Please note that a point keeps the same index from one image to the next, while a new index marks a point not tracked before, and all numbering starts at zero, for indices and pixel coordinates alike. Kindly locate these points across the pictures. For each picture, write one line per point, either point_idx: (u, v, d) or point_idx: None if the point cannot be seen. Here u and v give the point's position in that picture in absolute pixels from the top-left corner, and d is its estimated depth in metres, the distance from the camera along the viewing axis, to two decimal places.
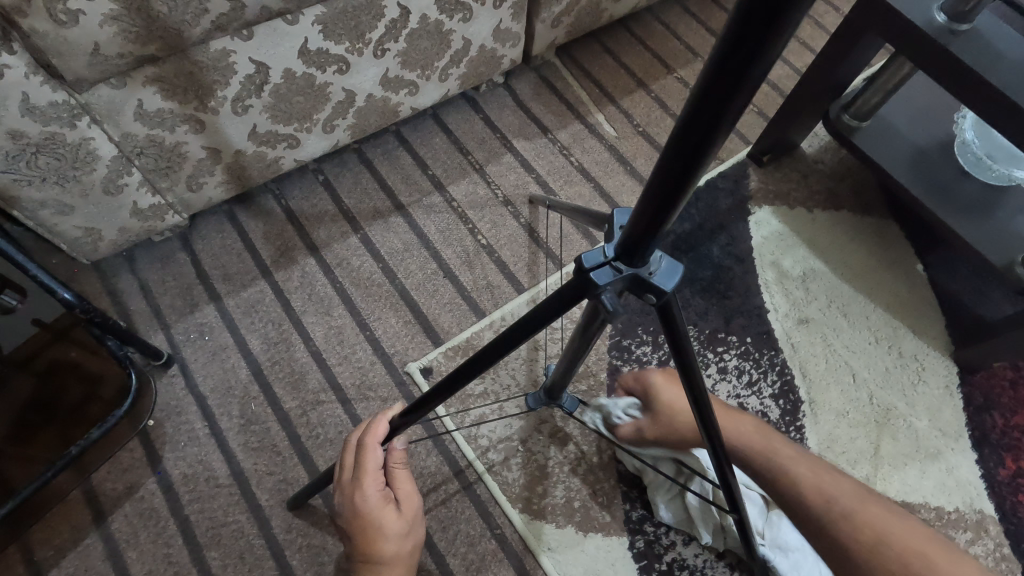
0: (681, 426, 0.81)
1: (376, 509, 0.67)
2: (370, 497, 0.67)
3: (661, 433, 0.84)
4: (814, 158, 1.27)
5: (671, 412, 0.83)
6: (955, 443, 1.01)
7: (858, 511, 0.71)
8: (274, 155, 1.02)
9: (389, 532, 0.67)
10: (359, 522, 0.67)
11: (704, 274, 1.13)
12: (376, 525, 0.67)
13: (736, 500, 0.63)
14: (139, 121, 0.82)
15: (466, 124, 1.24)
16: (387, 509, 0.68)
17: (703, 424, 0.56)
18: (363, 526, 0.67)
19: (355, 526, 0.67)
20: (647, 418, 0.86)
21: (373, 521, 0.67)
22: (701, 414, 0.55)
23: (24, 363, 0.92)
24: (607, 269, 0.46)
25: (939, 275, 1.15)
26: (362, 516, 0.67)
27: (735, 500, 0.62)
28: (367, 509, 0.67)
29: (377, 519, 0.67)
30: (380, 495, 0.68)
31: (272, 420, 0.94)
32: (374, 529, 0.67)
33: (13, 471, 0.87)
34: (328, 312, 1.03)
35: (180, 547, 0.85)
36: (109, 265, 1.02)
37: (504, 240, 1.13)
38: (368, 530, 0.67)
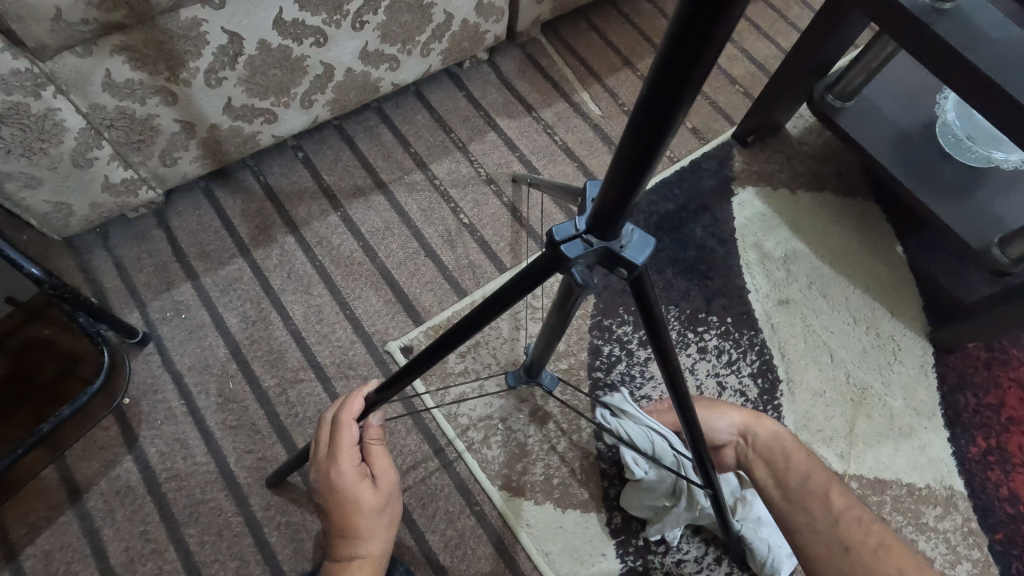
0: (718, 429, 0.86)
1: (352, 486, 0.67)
2: (346, 471, 0.67)
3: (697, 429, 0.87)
4: (798, 139, 1.26)
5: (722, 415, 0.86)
6: (928, 421, 1.02)
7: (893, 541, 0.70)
8: (251, 130, 0.99)
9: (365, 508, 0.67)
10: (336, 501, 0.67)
11: (686, 255, 1.13)
12: (352, 501, 0.67)
13: (711, 477, 0.65)
14: (108, 92, 0.80)
15: (449, 102, 1.22)
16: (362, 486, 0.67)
17: (676, 395, 0.56)
18: (339, 505, 0.67)
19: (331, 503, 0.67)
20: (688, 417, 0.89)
21: (348, 499, 0.67)
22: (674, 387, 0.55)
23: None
24: (578, 242, 0.45)
25: (918, 257, 1.16)
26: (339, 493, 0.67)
27: (710, 476, 0.64)
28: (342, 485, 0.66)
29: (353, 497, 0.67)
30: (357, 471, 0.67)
31: (250, 399, 0.93)
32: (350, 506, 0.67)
33: None
34: (307, 290, 1.02)
35: (158, 525, 0.85)
36: (82, 242, 1.00)
37: (486, 219, 1.12)
38: (345, 507, 0.67)
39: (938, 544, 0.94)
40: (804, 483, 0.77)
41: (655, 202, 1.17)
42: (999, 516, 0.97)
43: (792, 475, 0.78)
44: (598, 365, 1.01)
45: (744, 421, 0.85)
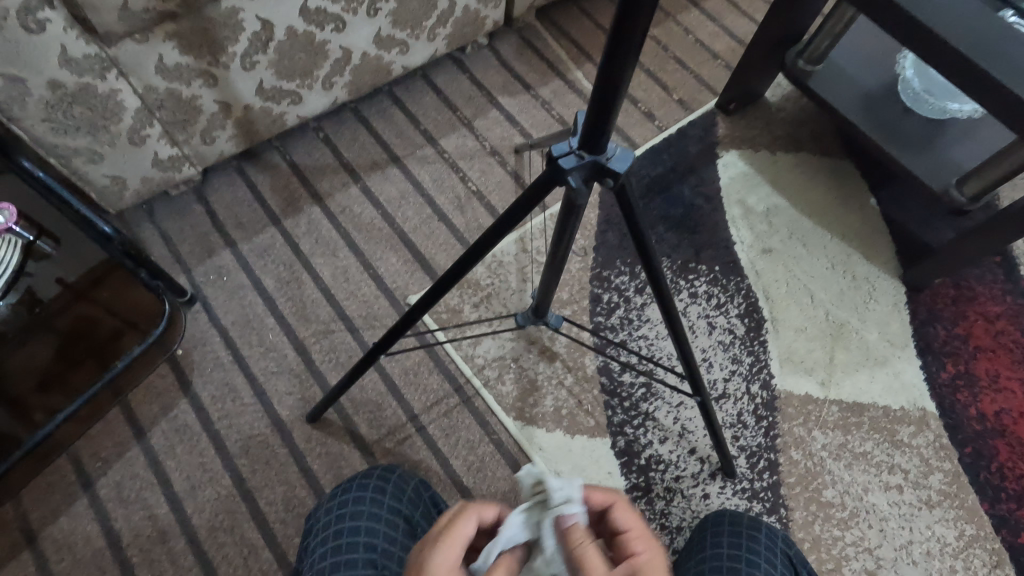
0: None
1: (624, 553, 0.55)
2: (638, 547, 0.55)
3: None
4: (777, 106, 1.37)
5: None
6: (901, 351, 1.13)
7: None
8: (279, 111, 1.11)
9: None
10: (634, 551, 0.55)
11: (676, 212, 1.24)
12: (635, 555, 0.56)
13: (688, 358, 0.79)
14: (160, 75, 0.91)
15: (454, 83, 1.34)
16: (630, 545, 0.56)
17: (655, 283, 0.70)
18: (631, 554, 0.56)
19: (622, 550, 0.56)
20: None
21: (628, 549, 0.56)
22: (653, 274, 0.68)
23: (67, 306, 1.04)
24: (572, 156, 0.56)
25: (890, 206, 1.26)
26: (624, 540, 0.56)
27: (687, 356, 0.79)
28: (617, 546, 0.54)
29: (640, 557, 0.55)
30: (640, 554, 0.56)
31: (288, 348, 1.05)
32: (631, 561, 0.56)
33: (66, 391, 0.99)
34: (334, 253, 1.13)
35: (213, 456, 0.96)
36: (132, 217, 1.12)
37: (493, 186, 1.23)
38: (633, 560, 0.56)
39: (912, 458, 1.04)
40: None
41: (646, 166, 1.28)
42: (967, 432, 1.06)
43: None
44: (599, 311, 1.12)
45: None
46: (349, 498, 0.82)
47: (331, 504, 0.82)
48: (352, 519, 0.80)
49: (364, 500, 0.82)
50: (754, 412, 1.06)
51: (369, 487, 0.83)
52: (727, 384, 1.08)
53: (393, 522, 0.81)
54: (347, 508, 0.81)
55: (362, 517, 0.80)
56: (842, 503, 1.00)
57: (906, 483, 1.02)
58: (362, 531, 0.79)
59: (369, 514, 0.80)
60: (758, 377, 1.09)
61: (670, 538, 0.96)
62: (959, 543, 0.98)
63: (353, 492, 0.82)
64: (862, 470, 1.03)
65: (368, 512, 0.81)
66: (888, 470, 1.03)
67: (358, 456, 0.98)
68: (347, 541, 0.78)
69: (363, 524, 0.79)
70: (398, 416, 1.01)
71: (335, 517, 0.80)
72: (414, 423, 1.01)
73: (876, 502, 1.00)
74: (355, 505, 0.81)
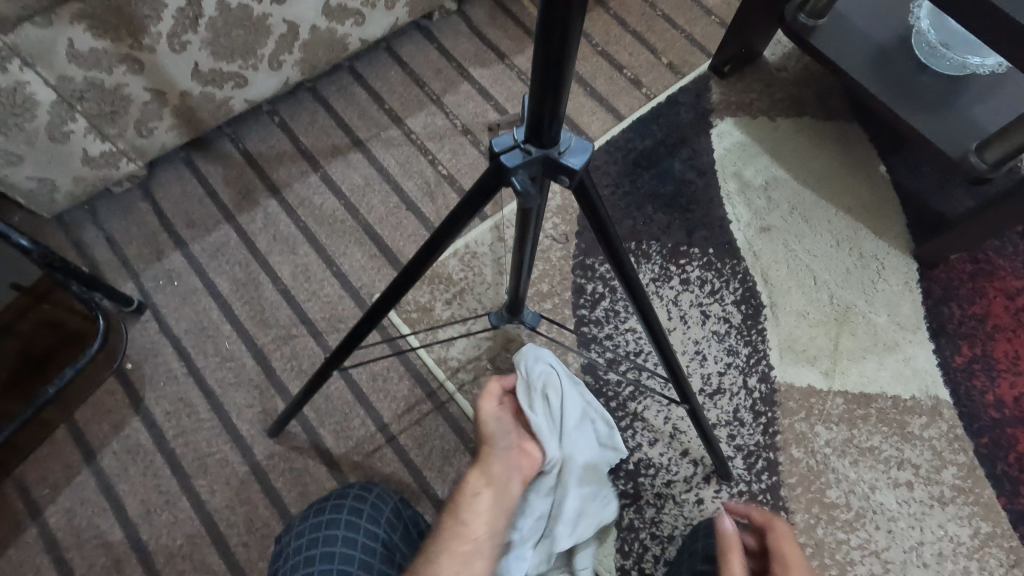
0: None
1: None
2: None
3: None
4: (777, 66, 1.24)
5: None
6: (912, 335, 1.04)
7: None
8: (223, 95, 1.00)
9: (532, 451, 0.83)
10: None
11: (666, 189, 1.13)
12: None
13: (674, 366, 0.71)
14: (74, 63, 0.82)
15: (421, 55, 1.22)
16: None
17: (630, 289, 0.61)
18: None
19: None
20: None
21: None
22: (627, 280, 0.59)
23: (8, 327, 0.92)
24: (517, 152, 0.47)
25: (901, 174, 1.15)
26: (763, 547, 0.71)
27: (671, 364, 0.71)
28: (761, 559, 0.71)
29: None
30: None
31: (247, 356, 0.97)
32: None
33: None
34: (293, 250, 1.05)
35: (169, 478, 0.89)
36: (73, 219, 1.04)
37: (465, 169, 1.13)
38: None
39: (923, 452, 0.96)
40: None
41: (633, 139, 1.17)
42: (984, 421, 0.98)
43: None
44: (582, 303, 1.03)
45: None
46: (322, 520, 0.74)
47: (304, 526, 0.74)
48: (325, 544, 0.72)
49: (339, 522, 0.73)
50: (751, 408, 0.98)
51: (344, 509, 0.74)
52: (722, 378, 1.00)
53: (370, 548, 0.73)
54: (319, 531, 0.73)
55: (335, 543, 0.72)
56: (847, 503, 0.93)
57: (916, 480, 0.95)
58: (335, 557, 0.71)
59: (344, 540, 0.72)
60: (755, 369, 1.01)
61: (661, 548, 0.90)
62: (973, 542, 0.91)
63: (327, 514, 0.74)
64: (868, 467, 0.95)
65: (342, 537, 0.72)
66: (897, 466, 0.96)
67: (325, 471, 0.91)
68: (318, 569, 0.70)
69: (337, 551, 0.72)
70: (366, 427, 0.94)
71: (307, 541, 0.73)
72: (384, 433, 0.94)
73: (884, 501, 0.93)
74: (329, 528, 0.73)
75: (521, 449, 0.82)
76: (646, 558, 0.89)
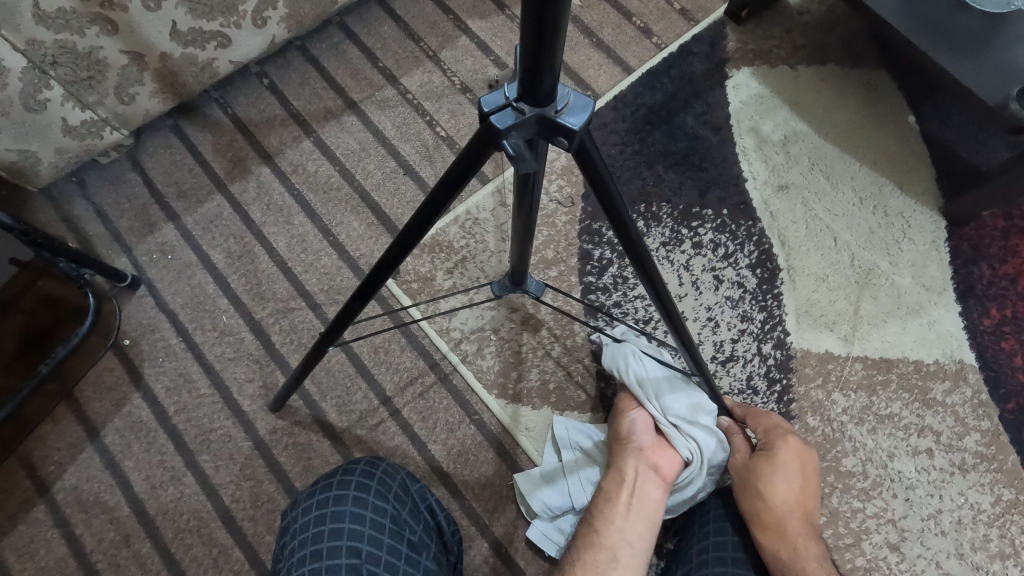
0: (758, 483, 0.75)
1: (766, 542, 0.71)
2: (782, 470, 0.76)
3: (752, 481, 0.76)
4: (798, 8, 1.15)
5: (761, 489, 0.75)
6: (937, 297, 0.98)
7: (761, 476, 0.76)
8: (206, 57, 0.95)
9: (669, 459, 0.79)
10: (805, 468, 0.77)
11: (677, 147, 1.07)
12: (781, 532, 0.71)
13: (684, 338, 0.68)
14: (42, 25, 0.77)
15: (415, 8, 1.15)
16: (780, 479, 0.75)
17: (637, 259, 0.56)
18: (788, 539, 0.71)
19: (745, 483, 0.77)
20: (760, 472, 0.76)
21: (763, 501, 0.74)
22: (633, 250, 0.55)
23: (11, 304, 0.92)
24: (509, 111, 0.42)
25: (931, 125, 1.08)
26: (767, 421, 0.82)
27: (682, 335, 0.67)
28: (724, 424, 0.82)
29: (769, 470, 0.76)
30: (791, 494, 0.74)
31: (245, 331, 0.95)
32: (766, 464, 0.77)
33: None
34: (288, 220, 1.01)
35: (173, 454, 0.89)
36: (61, 191, 1.00)
37: (464, 130, 1.07)
38: (777, 545, 0.71)
39: (945, 418, 0.93)
40: (747, 481, 0.76)
41: (642, 93, 1.10)
42: (1011, 386, 0.94)
43: (753, 482, 0.76)
44: (588, 270, 0.99)
45: (765, 488, 0.75)
46: (329, 496, 0.72)
47: (311, 502, 0.72)
48: (333, 521, 0.70)
49: (346, 498, 0.72)
50: (766, 375, 0.95)
51: (351, 485, 0.73)
52: (736, 345, 0.96)
53: (379, 523, 0.71)
54: (326, 508, 0.71)
55: (343, 519, 0.70)
56: (864, 471, 0.90)
57: (937, 447, 0.92)
58: (345, 533, 0.70)
59: (352, 516, 0.71)
60: (771, 335, 0.97)
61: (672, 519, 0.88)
62: (995, 509, 0.89)
63: (333, 490, 0.73)
64: (887, 434, 0.92)
65: (350, 513, 0.71)
66: (918, 433, 0.92)
67: (329, 445, 0.90)
68: (328, 546, 0.69)
69: (346, 526, 0.70)
70: (369, 400, 0.92)
71: (314, 518, 0.71)
72: (388, 406, 0.92)
73: (903, 469, 0.91)
74: (336, 504, 0.71)
75: (655, 452, 0.79)
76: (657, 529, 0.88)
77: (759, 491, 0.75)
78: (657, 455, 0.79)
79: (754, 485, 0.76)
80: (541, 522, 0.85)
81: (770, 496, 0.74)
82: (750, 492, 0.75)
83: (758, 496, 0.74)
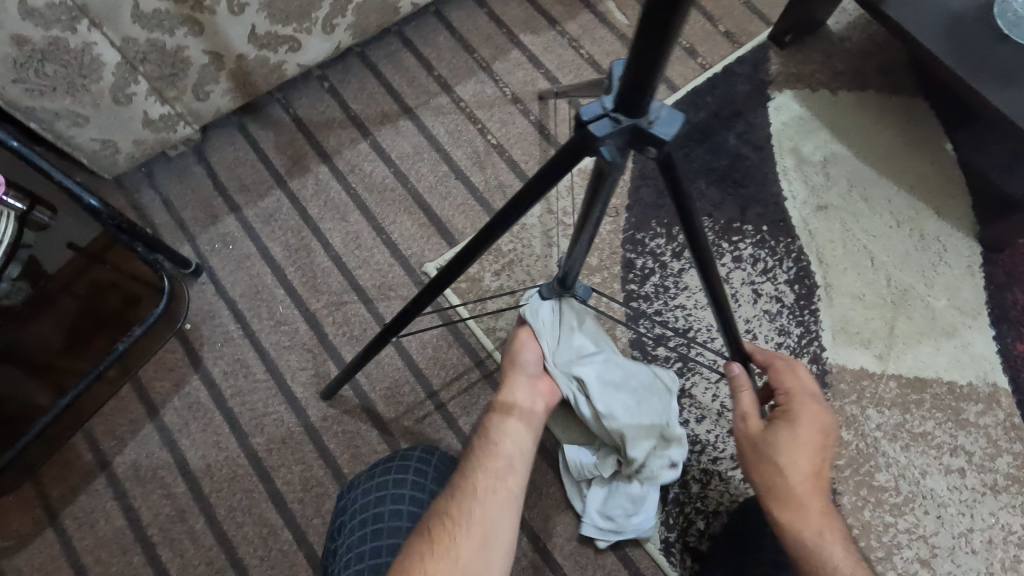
0: (777, 452, 0.69)
1: (784, 517, 0.67)
2: (804, 436, 0.69)
3: (769, 449, 0.70)
4: (840, 35, 1.19)
5: (780, 457, 0.69)
6: (972, 320, 1.01)
7: (784, 446, 0.69)
8: (277, 59, 1.00)
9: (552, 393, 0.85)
10: (825, 438, 0.70)
11: (719, 164, 1.10)
12: (798, 507, 0.67)
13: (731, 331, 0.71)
14: (138, 24, 0.82)
15: (470, 21, 1.20)
16: (801, 447, 0.69)
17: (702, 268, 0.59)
18: (805, 514, 0.67)
19: (761, 450, 0.70)
20: (779, 440, 0.69)
21: (781, 473, 0.68)
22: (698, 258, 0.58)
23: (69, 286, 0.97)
24: (606, 120, 0.46)
25: (969, 153, 1.10)
26: (789, 380, 0.74)
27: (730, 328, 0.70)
28: (735, 377, 0.73)
29: (790, 441, 0.69)
30: (811, 469, 0.68)
31: (300, 321, 0.99)
32: (788, 431, 0.70)
33: (65, 373, 0.93)
34: (344, 217, 1.05)
35: (228, 436, 0.93)
36: (131, 181, 1.06)
37: (514, 138, 1.11)
38: (792, 520, 0.67)
39: (978, 439, 0.95)
40: (765, 448, 0.70)
41: (686, 111, 1.14)
42: None
43: (773, 450, 0.69)
44: (631, 279, 1.02)
45: (784, 458, 0.68)
46: (388, 479, 0.76)
47: (370, 484, 0.76)
48: (392, 502, 0.74)
49: (405, 482, 0.75)
50: None
51: (410, 470, 0.77)
52: None
53: None
54: (386, 490, 0.75)
55: (403, 501, 0.74)
56: (896, 487, 0.92)
57: (969, 467, 0.93)
58: (404, 515, 0.73)
59: (412, 500, 0.74)
60: (807, 350, 0.99)
61: (706, 523, 0.90)
62: None
63: (392, 474, 0.76)
64: (919, 452, 0.94)
65: (410, 496, 0.75)
66: (950, 452, 0.94)
67: (376, 435, 0.93)
68: (388, 526, 0.72)
69: (404, 509, 0.74)
70: (415, 393, 0.95)
71: (373, 499, 0.74)
72: (434, 400, 0.95)
73: (935, 487, 0.92)
74: (396, 487, 0.75)
75: (539, 382, 0.84)
76: (691, 532, 0.90)
77: (778, 460, 0.69)
78: (540, 385, 0.84)
79: (773, 455, 0.69)
80: (592, 518, 0.87)
81: (790, 468, 0.68)
82: (769, 461, 0.69)
83: (776, 467, 0.69)
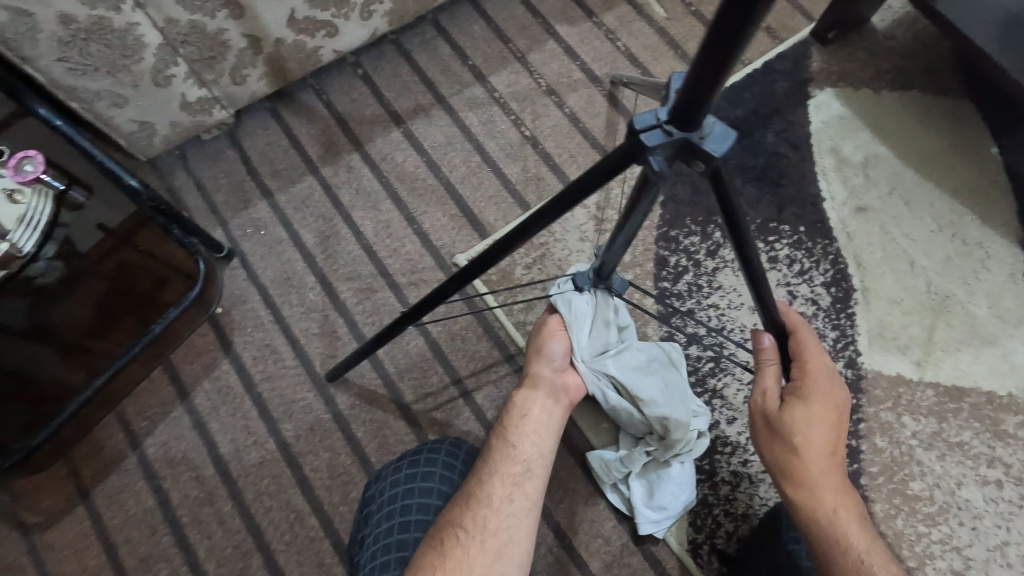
0: (793, 432, 0.67)
1: (796, 494, 0.67)
2: (819, 414, 0.67)
3: (784, 427, 0.68)
4: (884, 33, 1.16)
5: (795, 436, 0.67)
6: (1013, 329, 0.98)
7: (799, 426, 0.67)
8: (314, 45, 0.99)
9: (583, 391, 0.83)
10: (842, 412, 0.69)
11: (757, 162, 1.08)
12: (812, 487, 0.66)
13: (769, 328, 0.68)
14: (181, 6, 0.82)
15: (506, 10, 1.18)
16: (817, 427, 0.67)
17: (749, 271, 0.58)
18: (819, 494, 0.65)
19: (776, 428, 0.69)
20: (794, 418, 0.68)
21: (796, 453, 0.67)
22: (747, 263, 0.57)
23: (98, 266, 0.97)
24: (658, 132, 0.45)
25: (1016, 158, 1.07)
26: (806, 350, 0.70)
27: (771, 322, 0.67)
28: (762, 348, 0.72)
29: (806, 415, 0.67)
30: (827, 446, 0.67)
31: (329, 308, 0.99)
32: (802, 409, 0.68)
33: (96, 354, 0.94)
34: (375, 206, 1.05)
35: (257, 420, 0.93)
36: (164, 163, 1.06)
37: (548, 131, 1.10)
38: (806, 499, 0.66)
39: (1016, 451, 0.92)
40: (781, 426, 0.68)
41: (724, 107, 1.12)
42: None
43: (789, 429, 0.68)
44: (664, 276, 1.01)
45: (800, 440, 0.67)
46: (417, 471, 0.75)
47: (398, 476, 0.75)
48: (421, 495, 0.73)
49: (433, 475, 0.75)
50: None
51: (439, 463, 0.76)
52: None
53: None
54: (415, 483, 0.74)
55: (431, 494, 0.74)
56: (931, 496, 0.91)
57: (1006, 479, 0.91)
58: (432, 509, 0.73)
59: (439, 493, 0.74)
60: (842, 354, 0.97)
61: (735, 526, 0.89)
62: None
63: (421, 467, 0.76)
64: (955, 462, 0.92)
65: (438, 489, 0.74)
66: (987, 463, 0.92)
67: (404, 425, 0.93)
68: (415, 519, 0.72)
69: (432, 502, 0.73)
70: (444, 385, 0.95)
71: (401, 492, 0.74)
72: (462, 392, 0.95)
73: (970, 498, 0.90)
74: (424, 480, 0.75)
75: (566, 377, 0.82)
76: (719, 535, 0.89)
77: (793, 440, 0.67)
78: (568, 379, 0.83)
79: (789, 435, 0.67)
80: (645, 514, 0.87)
81: (806, 448, 0.66)
82: (785, 440, 0.68)
83: (790, 446, 0.67)
